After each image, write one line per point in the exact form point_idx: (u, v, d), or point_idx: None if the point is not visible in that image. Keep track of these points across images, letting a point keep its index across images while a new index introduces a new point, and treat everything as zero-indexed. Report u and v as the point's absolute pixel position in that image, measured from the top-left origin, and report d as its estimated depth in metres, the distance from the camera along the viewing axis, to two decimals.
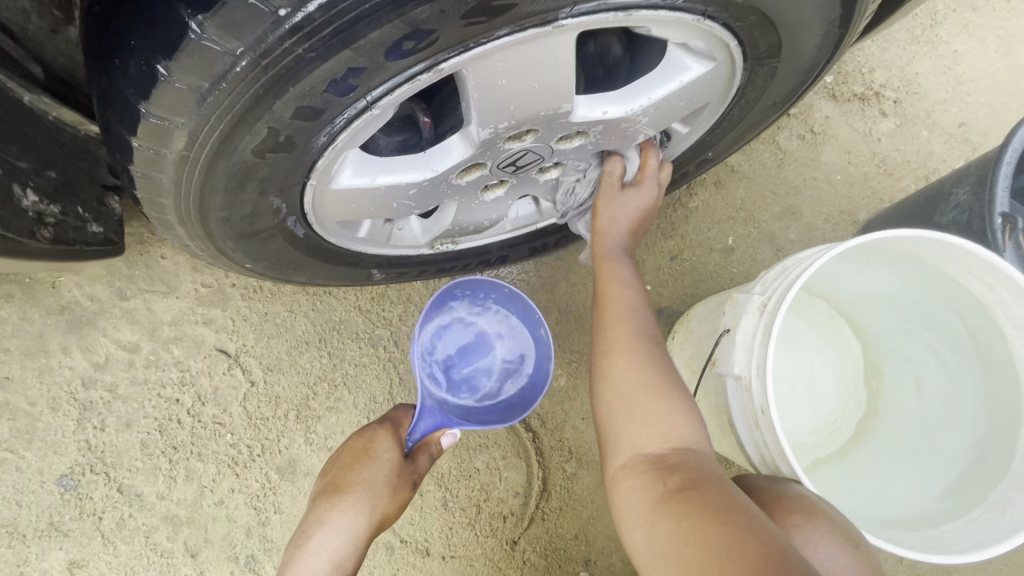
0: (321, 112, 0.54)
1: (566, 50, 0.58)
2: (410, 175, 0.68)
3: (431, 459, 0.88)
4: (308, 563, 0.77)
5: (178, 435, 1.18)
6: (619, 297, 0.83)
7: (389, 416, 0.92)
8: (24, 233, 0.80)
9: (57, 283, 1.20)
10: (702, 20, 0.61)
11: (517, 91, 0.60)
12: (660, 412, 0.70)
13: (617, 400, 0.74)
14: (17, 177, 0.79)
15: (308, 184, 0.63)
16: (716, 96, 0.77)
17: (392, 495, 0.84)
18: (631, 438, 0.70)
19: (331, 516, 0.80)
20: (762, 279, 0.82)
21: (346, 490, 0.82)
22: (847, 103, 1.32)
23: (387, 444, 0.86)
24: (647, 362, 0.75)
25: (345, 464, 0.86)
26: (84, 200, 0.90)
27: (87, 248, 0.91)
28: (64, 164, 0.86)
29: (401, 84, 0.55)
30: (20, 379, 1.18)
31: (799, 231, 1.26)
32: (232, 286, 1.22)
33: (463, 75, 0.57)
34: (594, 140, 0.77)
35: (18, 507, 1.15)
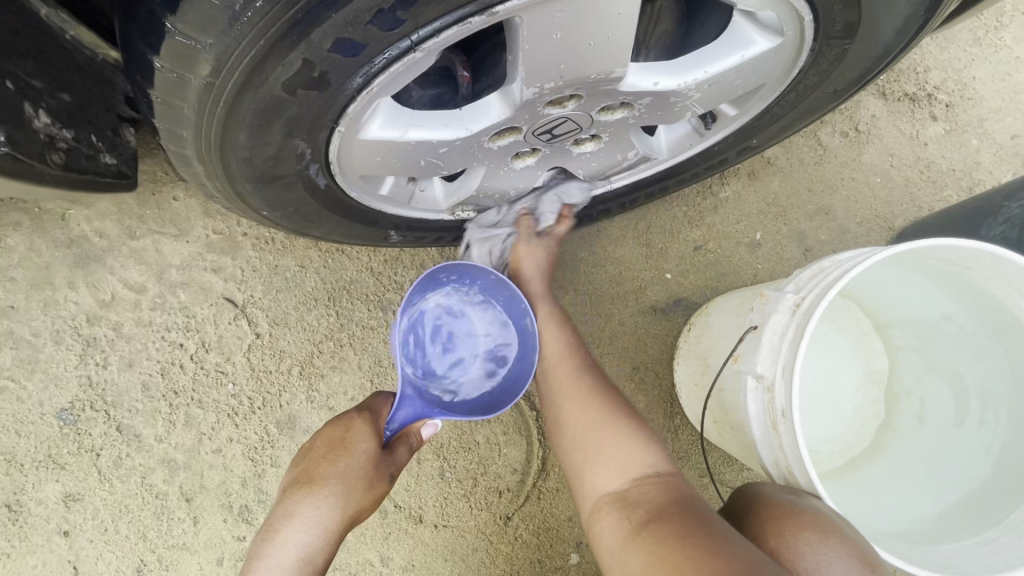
0: (362, 48, 0.50)
1: (630, 5, 0.53)
2: (443, 131, 0.64)
3: (411, 450, 0.87)
4: (275, 560, 0.76)
5: (179, 381, 1.17)
6: (558, 343, 0.92)
7: (368, 405, 0.89)
8: (34, 155, 0.77)
9: (67, 216, 1.19)
10: None
11: (571, 48, 0.55)
12: (614, 449, 0.75)
13: (575, 444, 0.80)
14: (29, 96, 0.75)
15: (336, 130, 0.59)
16: (775, 77, 0.72)
17: (369, 489, 0.82)
18: (594, 479, 0.74)
19: (302, 510, 0.79)
20: (796, 278, 0.79)
21: (318, 484, 0.80)
22: (897, 103, 1.26)
23: (364, 435, 0.84)
24: (598, 400, 0.83)
25: (321, 455, 0.83)
26: (98, 128, 0.86)
27: (100, 179, 0.87)
28: (80, 87, 0.81)
29: (451, 25, 0.51)
30: (25, 309, 1.17)
31: (831, 232, 1.22)
32: (244, 235, 1.20)
33: (516, 24, 0.53)
34: (639, 113, 0.72)
35: (17, 436, 1.15)
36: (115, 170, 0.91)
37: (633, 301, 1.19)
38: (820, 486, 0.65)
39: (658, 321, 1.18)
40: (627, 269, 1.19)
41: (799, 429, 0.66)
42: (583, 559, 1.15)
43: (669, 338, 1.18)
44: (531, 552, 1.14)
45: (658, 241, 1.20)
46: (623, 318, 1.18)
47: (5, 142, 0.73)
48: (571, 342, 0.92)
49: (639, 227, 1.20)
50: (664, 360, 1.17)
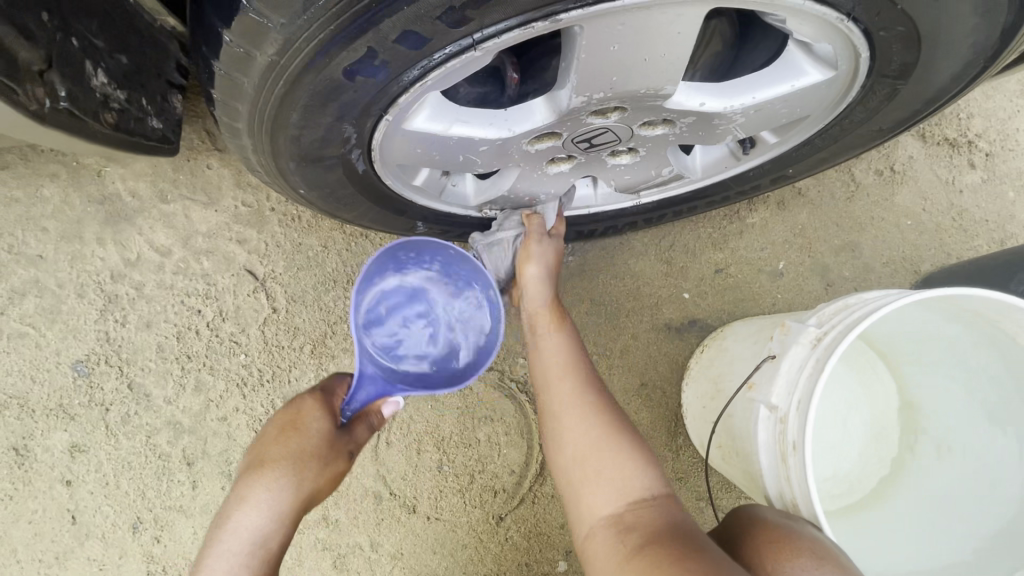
0: (425, 42, 0.51)
1: (692, 25, 0.54)
2: (485, 130, 0.64)
3: (370, 429, 0.83)
4: (227, 547, 0.70)
5: (193, 346, 1.19)
6: (560, 359, 0.82)
7: (323, 385, 0.84)
8: (90, 113, 0.79)
9: (103, 173, 1.22)
10: (845, 20, 0.57)
11: (627, 61, 0.56)
12: (612, 470, 0.70)
13: (568, 463, 0.74)
14: (91, 55, 0.77)
15: (383, 119, 0.60)
16: (822, 109, 0.72)
17: (323, 468, 0.76)
18: (590, 499, 0.69)
19: (251, 493, 0.73)
20: (820, 311, 0.78)
21: (267, 465, 0.75)
22: (935, 146, 1.25)
23: (316, 414, 0.79)
24: (603, 420, 0.75)
25: (271, 437, 0.78)
26: (150, 92, 0.87)
27: (145, 142, 0.89)
28: (136, 50, 0.82)
29: (514, 28, 0.51)
30: (53, 259, 1.20)
31: (855, 269, 1.21)
32: (271, 210, 1.21)
33: (577, 33, 0.54)
34: (680, 131, 0.73)
35: (32, 382, 1.17)
36: (160, 134, 0.92)
37: (648, 316, 1.18)
38: (823, 520, 0.65)
39: (671, 339, 1.18)
40: (645, 284, 1.19)
41: (809, 463, 0.66)
42: (570, 568, 1.15)
43: (681, 358, 1.17)
44: (520, 555, 1.14)
45: (679, 259, 1.20)
46: (636, 333, 1.18)
47: (62, 98, 0.75)
48: (571, 357, 0.82)
49: (662, 243, 1.20)
50: (673, 379, 1.17)
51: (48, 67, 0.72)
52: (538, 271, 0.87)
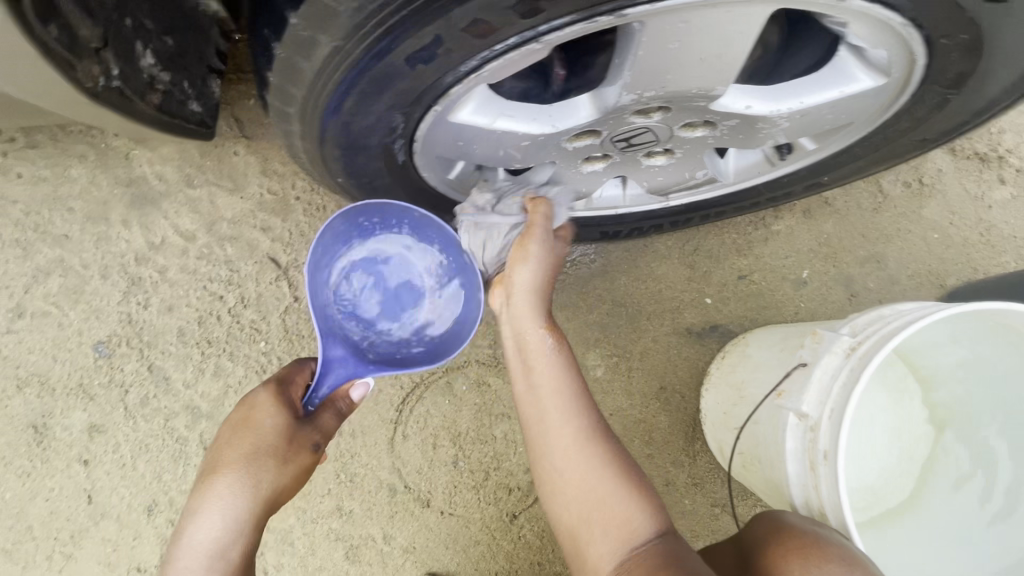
0: (489, 32, 0.51)
1: (754, 25, 0.54)
2: (529, 125, 0.64)
3: (338, 416, 0.80)
4: (184, 562, 0.69)
5: (214, 331, 1.19)
6: (552, 387, 0.73)
7: (278, 376, 0.81)
8: (137, 93, 0.79)
9: (131, 155, 1.22)
10: (910, 27, 0.58)
11: (684, 60, 0.56)
12: (613, 521, 0.66)
13: (567, 508, 0.69)
14: (141, 36, 0.77)
15: (432, 109, 0.60)
16: (868, 117, 0.73)
17: (282, 467, 0.74)
18: (593, 553, 0.65)
19: (204, 500, 0.72)
20: (853, 321, 0.78)
21: (220, 470, 0.73)
22: (965, 160, 1.24)
23: (268, 409, 0.76)
24: (601, 459, 0.70)
25: (225, 439, 0.76)
26: (191, 75, 0.87)
27: (184, 125, 0.87)
28: (181, 33, 0.82)
29: (579, 21, 0.52)
30: (78, 240, 1.20)
31: (880, 281, 1.20)
32: (296, 199, 1.22)
33: (638, 30, 0.54)
34: (720, 134, 0.72)
35: (53, 361, 1.18)
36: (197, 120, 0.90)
37: (669, 320, 1.18)
38: (853, 531, 0.65)
39: (691, 344, 1.17)
40: (667, 288, 1.19)
41: (842, 472, 0.66)
42: None
43: (701, 363, 1.17)
44: (532, 553, 1.14)
45: (702, 264, 1.20)
46: (657, 336, 1.17)
47: (114, 78, 0.75)
48: (564, 384, 0.73)
49: (686, 247, 1.20)
50: (693, 384, 1.16)
51: (103, 45, 0.72)
52: (527, 281, 0.76)
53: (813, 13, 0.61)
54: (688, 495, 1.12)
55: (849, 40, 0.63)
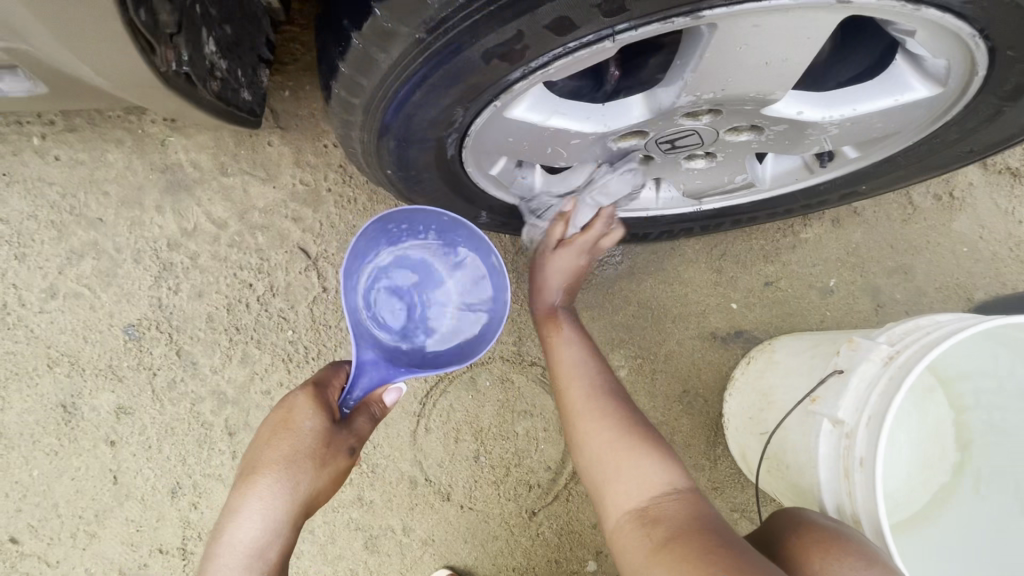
0: (565, 30, 0.52)
1: (823, 31, 0.56)
2: (582, 123, 0.66)
3: (372, 420, 0.78)
4: (223, 560, 0.70)
5: (242, 318, 1.20)
6: (569, 359, 0.83)
7: (316, 376, 0.80)
8: (200, 80, 0.77)
9: (167, 142, 1.24)
10: (976, 37, 0.59)
11: (750, 63, 0.58)
12: (633, 467, 0.69)
13: (590, 466, 0.74)
14: (207, 23, 0.75)
15: (491, 104, 0.61)
16: (915, 125, 0.75)
17: (320, 468, 0.74)
18: (614, 498, 0.69)
19: (245, 500, 0.72)
20: (889, 330, 0.78)
21: (261, 471, 0.73)
22: (997, 175, 1.23)
23: (307, 412, 0.75)
24: (614, 414, 0.76)
25: (265, 438, 0.76)
26: (244, 64, 0.87)
27: (235, 112, 0.88)
28: (237, 21, 0.82)
29: (654, 22, 0.53)
30: (113, 224, 1.22)
31: (907, 292, 1.19)
32: (328, 190, 1.23)
33: (708, 32, 0.55)
34: (765, 139, 0.73)
35: (83, 342, 1.19)
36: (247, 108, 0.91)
37: (694, 324, 1.18)
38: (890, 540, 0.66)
39: (716, 348, 1.18)
40: (693, 291, 1.19)
41: (879, 479, 0.67)
42: (599, 568, 1.15)
43: (724, 368, 1.17)
44: (550, 551, 1.15)
45: (729, 269, 1.20)
46: (681, 339, 1.18)
47: (184, 64, 0.74)
48: (577, 354, 0.83)
49: (713, 252, 1.20)
50: (716, 389, 1.16)
51: (178, 31, 0.70)
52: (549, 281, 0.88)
53: (878, 20, 0.62)
54: (708, 499, 1.13)
55: (909, 49, 0.64)
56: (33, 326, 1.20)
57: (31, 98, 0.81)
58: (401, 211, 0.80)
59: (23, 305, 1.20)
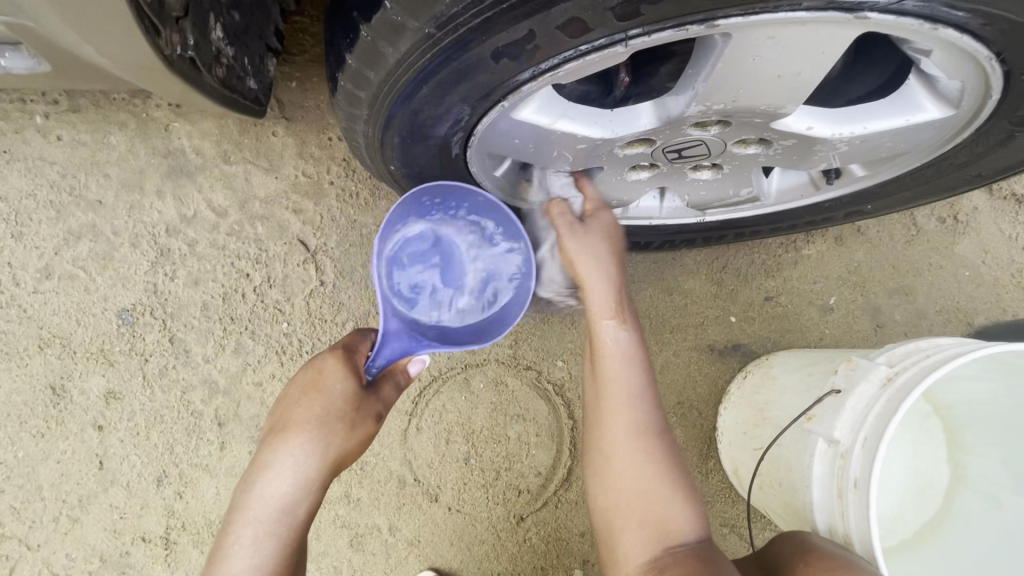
0: (578, 32, 0.52)
1: (838, 46, 0.55)
2: (590, 128, 0.65)
3: (397, 389, 0.77)
4: (254, 513, 0.68)
5: (238, 308, 1.19)
6: (619, 372, 0.72)
7: (344, 340, 0.78)
8: (205, 65, 0.76)
9: (171, 127, 1.23)
10: (991, 60, 0.58)
11: (762, 74, 0.57)
12: (662, 510, 0.67)
13: (613, 504, 0.70)
14: (215, 10, 0.74)
15: (499, 105, 0.60)
16: (924, 145, 0.74)
17: (349, 432, 0.71)
18: (628, 544, 0.67)
19: (274, 459, 0.70)
20: (888, 351, 0.78)
21: (292, 429, 0.71)
22: (1002, 201, 1.22)
23: (339, 373, 0.73)
24: (656, 453, 0.70)
25: (295, 397, 0.73)
26: (251, 52, 0.86)
27: (241, 101, 0.87)
28: (247, 10, 0.82)
29: (668, 28, 0.52)
30: (112, 206, 1.21)
31: (907, 314, 1.19)
32: (330, 183, 1.22)
33: (722, 42, 0.54)
34: (773, 153, 0.73)
35: (76, 324, 1.18)
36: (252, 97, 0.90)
37: (692, 335, 1.17)
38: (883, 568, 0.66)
39: (713, 361, 1.17)
40: (693, 302, 1.19)
41: (873, 502, 0.67)
42: None
43: (721, 381, 1.16)
44: (536, 558, 1.14)
45: (730, 282, 1.19)
46: (678, 350, 1.17)
47: (189, 48, 0.73)
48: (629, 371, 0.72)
49: (714, 264, 1.20)
50: (711, 402, 1.16)
51: (184, 14, 0.69)
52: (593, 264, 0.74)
53: (894, 38, 0.61)
54: None
55: (923, 68, 0.64)
56: (27, 306, 1.18)
57: (34, 75, 0.81)
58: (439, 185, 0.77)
59: (17, 285, 1.19)
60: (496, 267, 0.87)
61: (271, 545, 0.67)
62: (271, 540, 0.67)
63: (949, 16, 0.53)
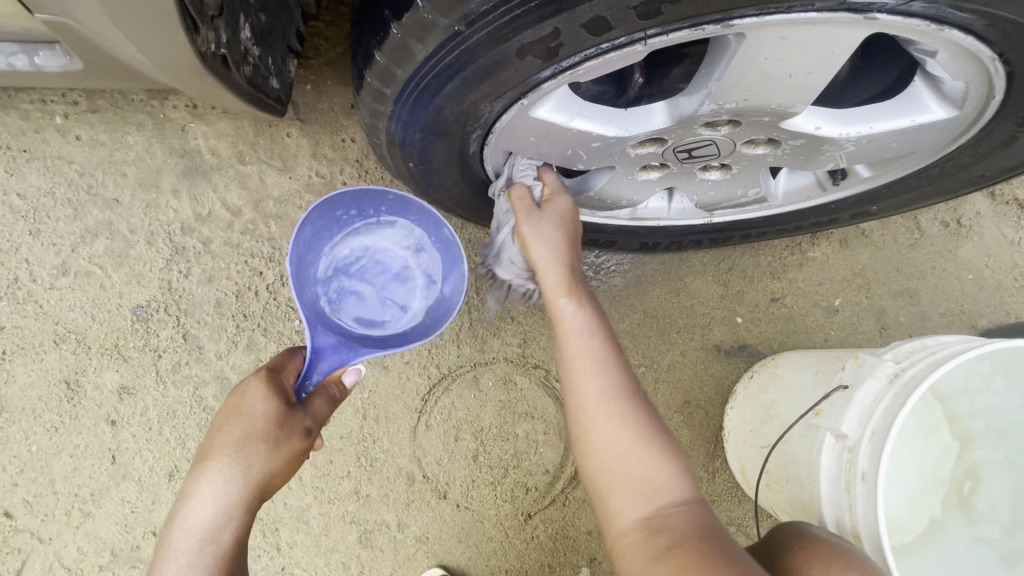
0: (598, 31, 0.54)
1: (847, 47, 0.57)
2: (605, 127, 0.67)
3: (331, 402, 0.75)
4: (177, 544, 0.67)
5: (251, 306, 1.21)
6: (580, 342, 0.74)
7: (270, 362, 0.77)
8: (233, 62, 0.78)
9: (187, 128, 1.26)
10: (995, 61, 0.60)
11: (774, 74, 0.59)
12: (649, 467, 0.66)
13: (600, 465, 0.69)
14: (244, 11, 0.77)
15: (519, 102, 0.63)
16: (929, 147, 0.76)
17: (274, 452, 0.70)
18: (621, 501, 0.66)
19: (197, 486, 0.69)
20: (895, 348, 0.79)
21: (213, 455, 0.70)
22: (1005, 206, 1.24)
23: (258, 396, 0.71)
24: (632, 417, 0.70)
25: (217, 424, 0.72)
26: (275, 53, 0.88)
27: (264, 100, 0.88)
28: (271, 12, 0.84)
29: (685, 28, 0.54)
30: (128, 205, 1.23)
31: (911, 316, 1.20)
32: (343, 183, 1.24)
33: (736, 42, 0.57)
34: (782, 154, 0.75)
35: (91, 320, 1.20)
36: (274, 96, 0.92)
37: (699, 335, 1.19)
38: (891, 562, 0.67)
39: (719, 361, 1.18)
40: (699, 303, 1.20)
41: (881, 493, 0.68)
42: (592, 575, 1.15)
43: (727, 381, 1.17)
44: (544, 555, 1.15)
45: (736, 283, 1.21)
46: (685, 350, 1.18)
47: (222, 46, 0.74)
48: (593, 344, 0.74)
49: (721, 265, 1.21)
50: (717, 402, 1.17)
51: (219, 13, 0.71)
52: (547, 246, 0.77)
53: (900, 40, 0.63)
54: None
55: (928, 70, 0.66)
56: (43, 302, 1.20)
57: (65, 74, 0.83)
58: (346, 193, 0.82)
59: (34, 281, 1.21)
60: (429, 267, 0.90)
61: (195, 574, 0.66)
62: (196, 569, 0.66)
63: (955, 18, 0.55)
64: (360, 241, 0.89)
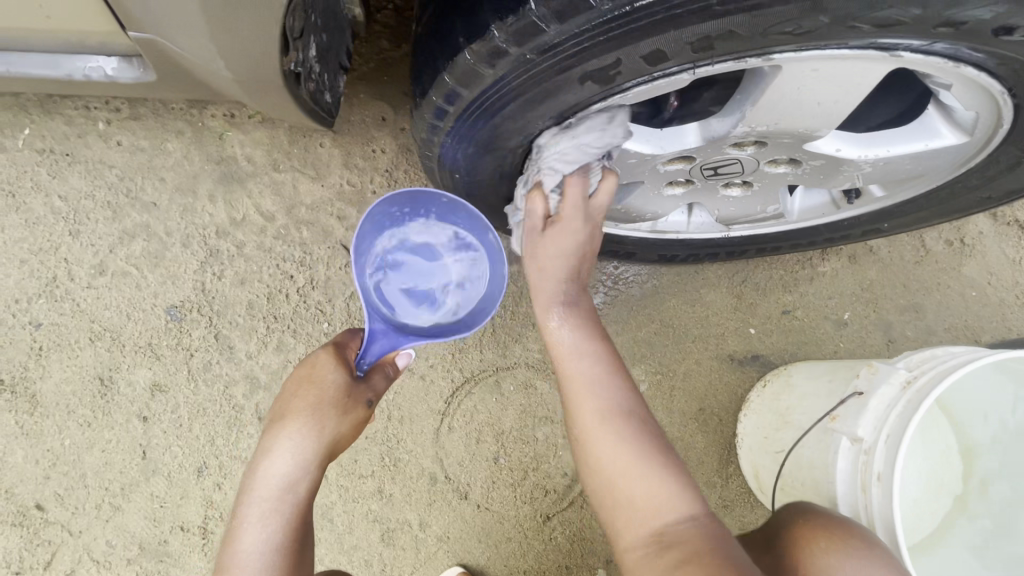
0: (648, 60, 0.59)
1: (873, 78, 0.63)
2: (643, 145, 0.75)
3: (388, 379, 0.82)
4: (259, 492, 0.74)
5: (281, 307, 1.25)
6: (574, 363, 0.75)
7: (334, 338, 0.83)
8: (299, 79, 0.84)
9: (224, 136, 1.31)
10: (1005, 95, 0.66)
11: (804, 101, 0.65)
12: (650, 478, 0.67)
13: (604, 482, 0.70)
14: (314, 32, 0.82)
15: (568, 121, 0.69)
16: (939, 169, 0.82)
17: (343, 417, 0.77)
18: (626, 515, 0.67)
19: (275, 443, 0.76)
20: (907, 357, 0.84)
21: (288, 417, 0.76)
22: (1006, 227, 1.29)
23: (330, 365, 0.78)
24: (632, 428, 0.71)
25: (291, 391, 0.78)
26: (331, 70, 0.92)
27: (319, 113, 0.93)
28: (333, 33, 0.89)
29: (728, 60, 0.60)
30: (165, 208, 1.28)
31: (916, 330, 1.25)
32: (373, 192, 1.29)
33: (772, 72, 0.62)
34: (801, 173, 0.81)
35: (126, 319, 1.24)
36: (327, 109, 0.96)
37: (713, 345, 1.23)
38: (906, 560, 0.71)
39: (733, 370, 1.22)
40: (713, 314, 1.25)
41: (896, 493, 0.73)
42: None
43: (741, 389, 1.22)
44: (561, 556, 1.18)
45: (749, 296, 1.26)
46: (700, 359, 1.23)
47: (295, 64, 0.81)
48: (585, 361, 0.75)
49: (735, 277, 1.26)
50: (731, 410, 1.21)
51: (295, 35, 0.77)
52: (546, 256, 0.77)
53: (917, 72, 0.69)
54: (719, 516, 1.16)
55: (941, 99, 0.71)
56: (80, 300, 1.24)
57: (136, 86, 0.89)
58: (404, 193, 0.85)
59: (73, 280, 1.25)
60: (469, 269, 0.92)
61: (277, 518, 0.74)
62: (277, 514, 0.74)
63: (971, 56, 0.60)
64: (408, 240, 0.92)
